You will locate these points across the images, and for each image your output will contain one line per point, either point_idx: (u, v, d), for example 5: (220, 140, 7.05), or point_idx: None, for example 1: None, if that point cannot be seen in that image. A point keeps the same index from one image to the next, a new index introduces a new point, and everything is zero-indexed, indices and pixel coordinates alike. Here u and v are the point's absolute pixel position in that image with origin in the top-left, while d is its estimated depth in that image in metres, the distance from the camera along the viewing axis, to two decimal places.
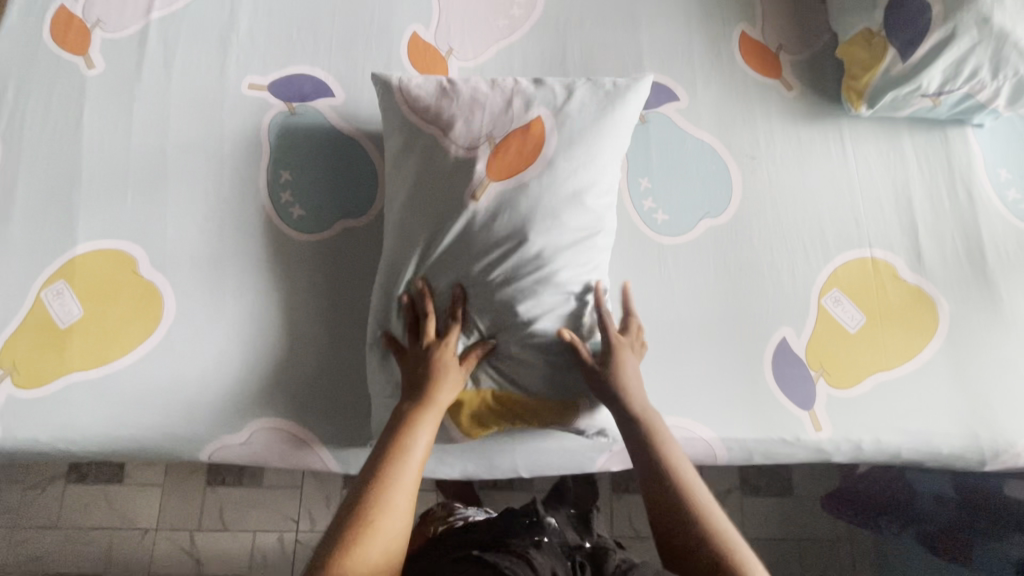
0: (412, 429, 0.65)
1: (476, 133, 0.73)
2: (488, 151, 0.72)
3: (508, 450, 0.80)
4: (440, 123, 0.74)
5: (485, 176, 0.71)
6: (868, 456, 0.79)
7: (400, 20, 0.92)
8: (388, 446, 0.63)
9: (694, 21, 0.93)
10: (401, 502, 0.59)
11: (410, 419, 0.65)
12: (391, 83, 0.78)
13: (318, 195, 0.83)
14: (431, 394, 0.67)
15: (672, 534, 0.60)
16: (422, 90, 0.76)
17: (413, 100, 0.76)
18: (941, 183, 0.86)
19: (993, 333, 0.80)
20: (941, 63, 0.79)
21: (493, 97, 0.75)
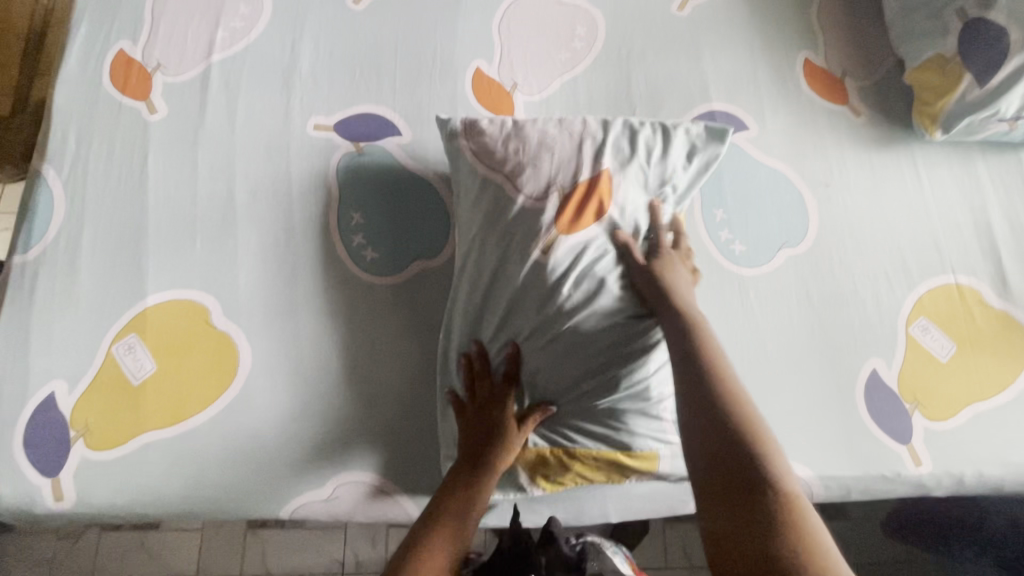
0: (469, 493, 0.64)
1: (546, 180, 0.69)
2: (558, 200, 0.69)
3: (598, 496, 0.76)
4: (506, 172, 0.70)
5: (553, 227, 0.68)
6: (969, 490, 0.77)
7: (464, 56, 0.91)
8: (442, 506, 0.63)
9: (756, 49, 0.93)
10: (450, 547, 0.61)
11: (467, 482, 0.64)
12: (455, 129, 0.75)
13: (390, 236, 0.81)
14: (490, 458, 0.65)
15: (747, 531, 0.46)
16: (489, 129, 0.73)
17: (478, 142, 0.73)
18: (1019, 207, 0.85)
19: None
20: (1020, 88, 0.78)
21: (561, 139, 0.72)
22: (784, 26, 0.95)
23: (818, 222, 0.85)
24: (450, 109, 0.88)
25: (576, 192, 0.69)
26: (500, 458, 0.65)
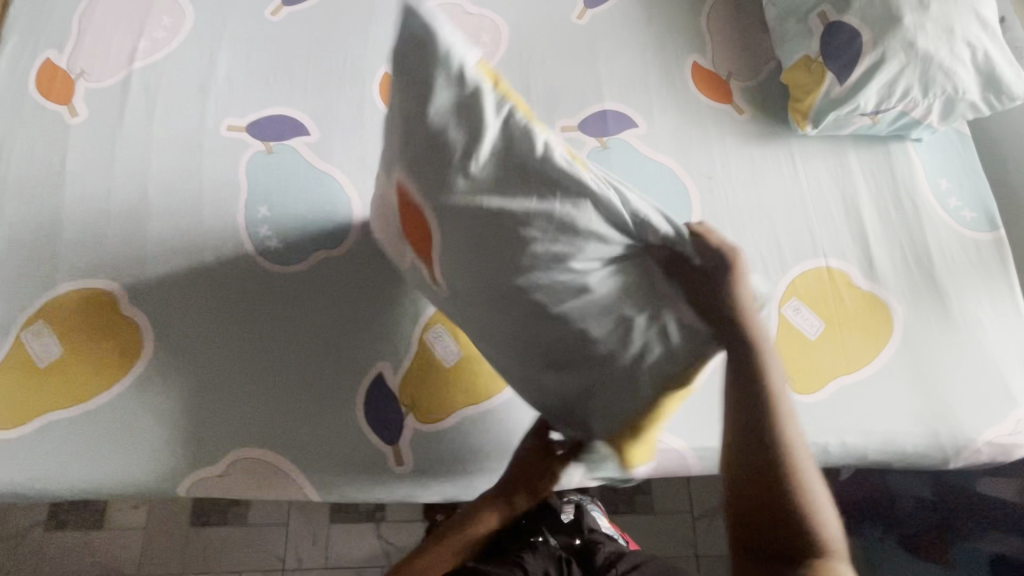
0: (466, 530, 0.78)
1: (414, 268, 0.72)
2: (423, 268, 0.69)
3: (486, 470, 0.81)
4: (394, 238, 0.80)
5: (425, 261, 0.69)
6: (836, 460, 0.81)
7: (373, 62, 0.97)
8: (428, 552, 0.78)
9: (648, 54, 1.00)
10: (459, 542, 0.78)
11: (461, 525, 0.78)
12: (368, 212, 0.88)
13: (294, 229, 0.87)
14: (477, 511, 0.78)
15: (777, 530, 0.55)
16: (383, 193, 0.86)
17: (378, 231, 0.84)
18: (887, 194, 0.91)
19: (946, 334, 0.83)
20: (874, 84, 0.84)
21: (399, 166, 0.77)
22: (676, 32, 1.01)
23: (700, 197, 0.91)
24: (358, 110, 0.94)
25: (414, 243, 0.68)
26: (493, 505, 0.78)
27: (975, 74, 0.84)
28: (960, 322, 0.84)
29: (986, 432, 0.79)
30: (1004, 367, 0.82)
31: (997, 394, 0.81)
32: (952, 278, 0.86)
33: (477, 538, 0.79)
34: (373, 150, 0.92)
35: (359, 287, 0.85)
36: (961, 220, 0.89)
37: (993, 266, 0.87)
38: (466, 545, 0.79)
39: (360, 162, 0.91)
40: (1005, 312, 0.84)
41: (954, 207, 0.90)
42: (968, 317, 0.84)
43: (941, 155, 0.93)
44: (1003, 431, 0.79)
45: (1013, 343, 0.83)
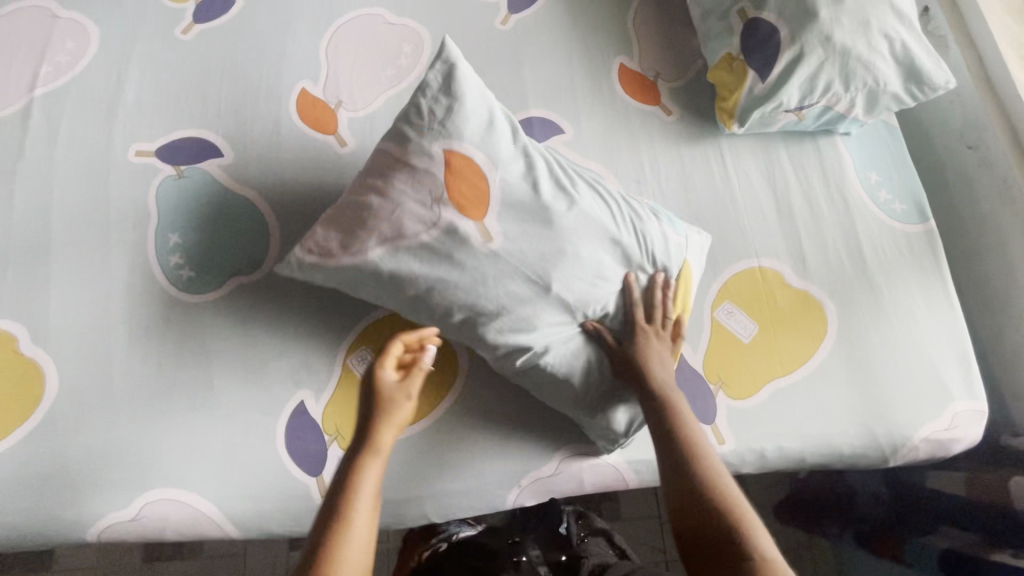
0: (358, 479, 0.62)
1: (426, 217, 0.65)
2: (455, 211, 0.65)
3: (414, 497, 0.77)
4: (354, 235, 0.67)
5: (474, 220, 0.66)
6: (775, 465, 0.79)
7: (290, 77, 0.94)
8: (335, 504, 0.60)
9: (575, 58, 0.98)
10: (359, 549, 0.58)
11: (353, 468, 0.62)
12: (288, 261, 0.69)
13: (207, 255, 0.83)
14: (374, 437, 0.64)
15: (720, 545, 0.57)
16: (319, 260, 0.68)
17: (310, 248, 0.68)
18: (818, 190, 0.90)
19: (879, 330, 0.82)
20: (795, 80, 0.83)
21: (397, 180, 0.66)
22: (602, 34, 1.00)
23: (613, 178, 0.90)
24: (275, 127, 0.91)
25: (457, 197, 0.65)
26: (386, 430, 0.65)
27: (895, 65, 0.83)
28: (893, 317, 0.82)
29: (923, 429, 0.77)
30: (938, 361, 0.80)
31: (932, 389, 0.79)
32: (884, 273, 0.85)
33: (363, 500, 0.61)
34: (291, 169, 0.89)
35: (277, 313, 0.82)
36: (892, 213, 0.88)
37: (925, 259, 0.86)
38: (354, 496, 0.61)
39: (277, 181, 0.88)
40: (937, 305, 0.83)
41: (885, 200, 0.89)
42: (901, 311, 0.83)
43: (871, 148, 0.92)
44: (941, 427, 0.78)
45: (947, 336, 0.82)
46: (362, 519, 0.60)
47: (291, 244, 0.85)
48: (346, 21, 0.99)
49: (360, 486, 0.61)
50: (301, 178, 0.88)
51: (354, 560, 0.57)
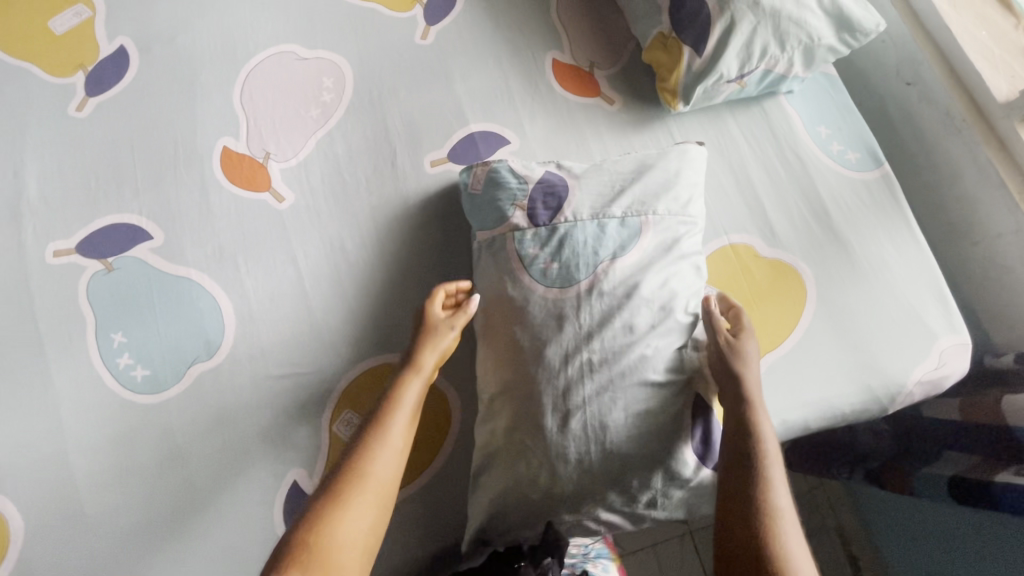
0: (395, 393, 0.66)
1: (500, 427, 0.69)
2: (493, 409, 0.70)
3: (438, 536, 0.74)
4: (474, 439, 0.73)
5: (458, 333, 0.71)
6: (782, 438, 0.79)
7: (208, 136, 0.87)
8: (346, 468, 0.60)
9: (504, 63, 0.94)
10: (410, 399, 0.66)
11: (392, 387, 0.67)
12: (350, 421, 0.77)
13: (159, 349, 0.77)
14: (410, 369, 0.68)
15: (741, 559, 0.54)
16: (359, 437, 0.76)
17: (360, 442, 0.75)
18: (772, 155, 0.89)
19: (855, 283, 0.82)
20: (732, 49, 0.81)
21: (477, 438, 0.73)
22: (527, 32, 0.96)
23: (580, 187, 0.75)
24: (202, 195, 0.84)
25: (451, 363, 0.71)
26: (428, 352, 0.69)
27: (825, 18, 0.82)
28: (864, 266, 0.83)
29: (913, 373, 0.78)
30: (915, 301, 0.81)
31: (916, 331, 0.80)
32: (850, 225, 0.85)
33: (378, 467, 0.60)
34: (229, 239, 0.82)
35: (248, 395, 0.77)
36: (847, 164, 0.88)
37: (887, 205, 0.86)
38: (391, 411, 0.65)
39: (217, 254, 0.82)
40: (906, 247, 0.84)
41: (838, 152, 0.89)
42: (874, 261, 0.83)
43: (814, 102, 0.91)
44: (929, 366, 0.78)
45: (920, 277, 0.82)
46: (394, 425, 0.64)
47: (246, 317, 0.80)
48: (256, 64, 0.92)
49: (399, 398, 0.66)
50: (242, 246, 0.82)
51: (384, 474, 0.60)
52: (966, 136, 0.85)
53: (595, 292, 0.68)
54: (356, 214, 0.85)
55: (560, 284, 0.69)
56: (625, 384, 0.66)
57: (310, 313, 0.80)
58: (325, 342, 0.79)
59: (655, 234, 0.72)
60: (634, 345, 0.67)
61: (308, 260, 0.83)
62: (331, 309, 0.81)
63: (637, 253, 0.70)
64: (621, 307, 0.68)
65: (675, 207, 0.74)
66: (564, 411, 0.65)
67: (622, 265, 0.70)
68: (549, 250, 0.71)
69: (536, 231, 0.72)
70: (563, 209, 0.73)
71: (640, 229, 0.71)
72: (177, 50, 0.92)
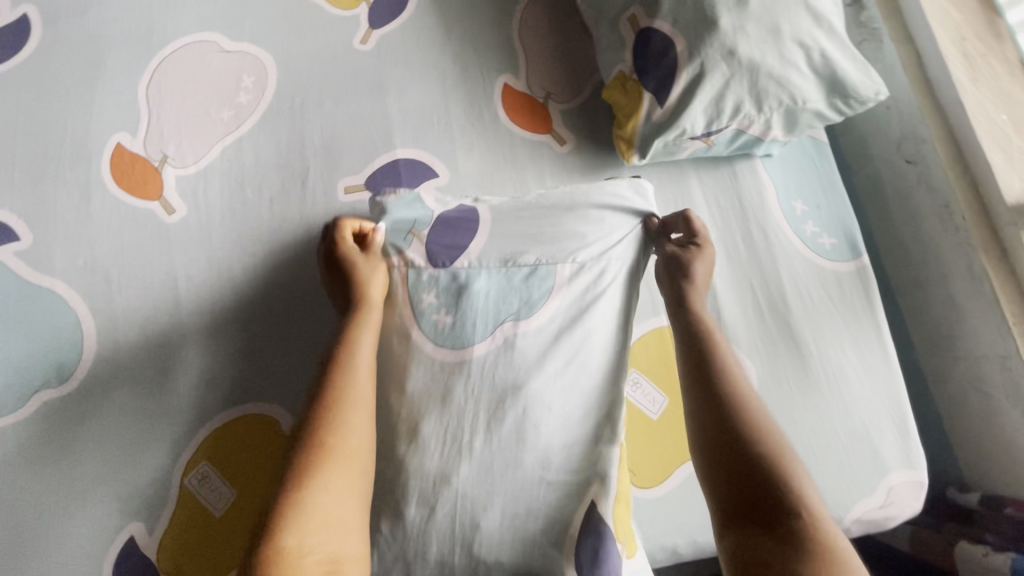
0: (348, 348, 0.57)
1: None
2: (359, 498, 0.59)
3: None
4: None
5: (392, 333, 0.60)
6: (690, 559, 0.69)
7: (102, 129, 0.78)
8: (307, 443, 0.51)
9: (448, 82, 0.82)
10: (365, 348, 0.57)
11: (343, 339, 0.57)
12: (203, 470, 0.68)
13: (4, 368, 0.68)
14: (358, 317, 0.59)
15: (739, 472, 0.48)
16: (212, 488, 0.68)
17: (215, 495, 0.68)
18: (734, 227, 0.77)
19: (803, 392, 0.70)
20: (697, 103, 0.69)
21: None
22: (481, 49, 0.84)
23: (491, 228, 0.64)
24: (84, 196, 0.75)
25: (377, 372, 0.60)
26: (371, 293, 0.60)
27: (814, 78, 0.69)
28: (818, 374, 0.71)
29: (854, 510, 0.67)
30: (870, 423, 0.70)
31: (865, 459, 0.69)
32: (810, 323, 0.73)
33: (351, 440, 0.52)
34: (106, 249, 0.74)
35: (96, 431, 0.68)
36: (820, 249, 0.76)
37: (857, 304, 0.74)
38: (345, 371, 0.55)
39: (89, 265, 0.73)
40: (871, 358, 0.72)
41: (812, 233, 0.76)
42: (830, 369, 0.71)
43: (794, 171, 0.79)
44: (874, 504, 0.67)
45: (881, 395, 0.71)
46: (359, 384, 0.55)
47: (109, 342, 0.71)
48: (170, 52, 0.82)
49: (352, 351, 0.56)
50: (118, 260, 0.73)
51: (360, 441, 0.53)
52: (962, 235, 0.72)
53: (490, 360, 0.58)
54: (251, 238, 0.76)
55: (450, 343, 0.59)
56: (508, 477, 0.55)
57: (182, 345, 0.72)
58: (191, 381, 0.71)
59: (570, 293, 0.61)
60: (522, 429, 0.56)
61: (190, 284, 0.74)
62: (205, 343, 0.72)
63: (545, 315, 0.60)
64: (514, 382, 0.57)
65: (597, 259, 0.63)
66: (432, 502, 0.54)
67: (527, 328, 0.59)
68: (447, 299, 0.60)
69: (435, 274, 0.62)
70: (464, 252, 0.62)
71: (553, 286, 0.61)
72: (86, 27, 0.82)
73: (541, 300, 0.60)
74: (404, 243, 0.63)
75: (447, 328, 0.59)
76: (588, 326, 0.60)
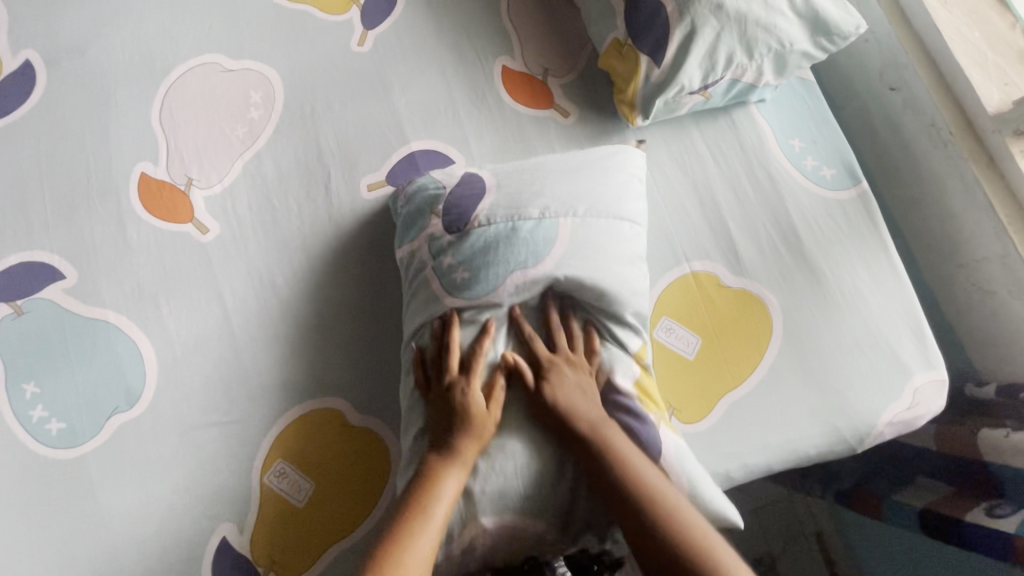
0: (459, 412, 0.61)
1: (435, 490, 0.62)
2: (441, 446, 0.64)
3: None
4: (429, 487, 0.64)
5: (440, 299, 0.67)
6: (743, 482, 0.74)
7: (125, 162, 0.80)
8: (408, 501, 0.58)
9: (449, 72, 0.85)
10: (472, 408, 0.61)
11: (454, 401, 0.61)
12: (283, 467, 0.72)
13: (74, 399, 0.72)
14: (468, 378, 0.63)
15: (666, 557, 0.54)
16: (295, 483, 0.72)
17: (298, 486, 0.72)
18: (739, 171, 0.81)
19: (824, 315, 0.76)
20: (692, 59, 0.73)
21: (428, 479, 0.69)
22: (475, 36, 0.87)
23: (497, 185, 0.69)
24: (119, 227, 0.78)
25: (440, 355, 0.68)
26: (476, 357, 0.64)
27: (797, 22, 0.74)
28: (836, 296, 0.76)
29: (886, 414, 0.73)
30: (889, 334, 0.75)
31: (889, 367, 0.74)
32: (823, 250, 0.78)
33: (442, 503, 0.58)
34: (150, 275, 0.76)
35: (172, 445, 0.72)
36: (822, 181, 0.80)
37: (863, 227, 0.79)
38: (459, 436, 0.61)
39: (136, 293, 0.76)
40: (882, 275, 0.77)
41: (813, 167, 0.81)
42: (846, 290, 0.76)
43: (787, 112, 0.83)
44: (902, 406, 0.73)
45: (895, 307, 0.76)
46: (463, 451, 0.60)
47: (168, 361, 0.74)
48: (176, 78, 0.84)
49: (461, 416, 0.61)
50: (163, 284, 0.76)
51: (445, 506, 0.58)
52: (951, 150, 0.77)
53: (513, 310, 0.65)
54: (287, 245, 0.79)
55: (471, 298, 0.65)
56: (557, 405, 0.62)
57: (239, 355, 0.75)
58: (254, 386, 0.74)
59: (576, 236, 0.66)
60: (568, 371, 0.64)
61: (235, 297, 0.77)
62: (260, 351, 0.76)
63: (551, 261, 0.65)
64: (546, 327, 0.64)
65: (600, 205, 0.67)
66: None
67: (536, 274, 0.65)
68: (461, 259, 0.65)
69: (449, 237, 0.67)
70: (476, 209, 0.66)
71: (558, 234, 0.65)
72: (90, 64, 0.84)
73: (547, 249, 0.65)
74: (427, 221, 0.69)
75: (466, 288, 0.65)
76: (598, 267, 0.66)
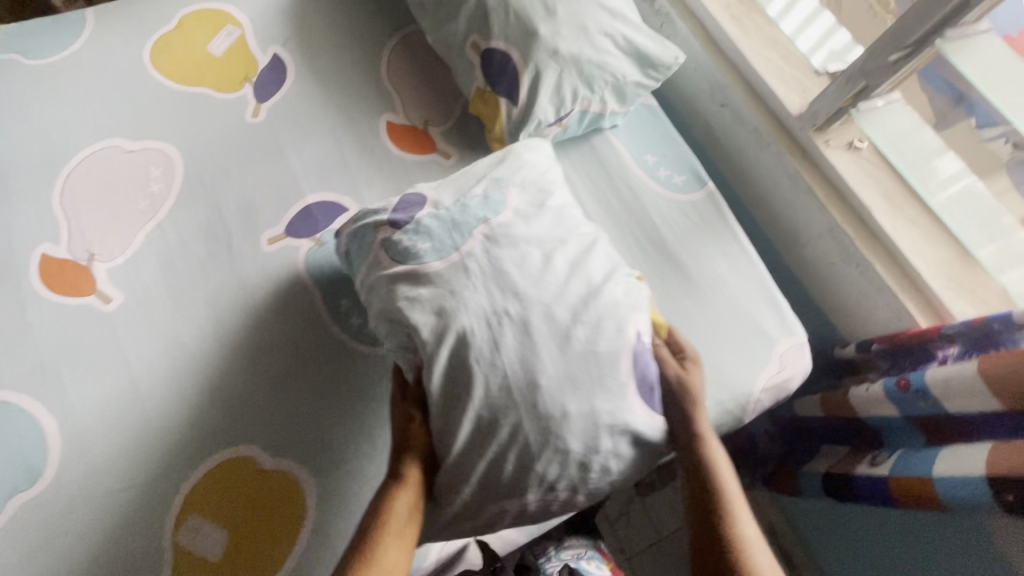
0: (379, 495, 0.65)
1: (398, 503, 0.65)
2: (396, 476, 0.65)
3: None
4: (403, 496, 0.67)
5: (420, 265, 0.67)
6: None
7: (25, 245, 0.83)
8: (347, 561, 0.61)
9: (339, 131, 0.94)
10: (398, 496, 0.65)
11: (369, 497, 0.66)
12: (194, 524, 0.72)
13: None
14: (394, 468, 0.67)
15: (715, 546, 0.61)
16: (207, 538, 0.71)
17: (211, 541, 0.71)
18: (605, 187, 0.92)
19: (693, 301, 0.85)
20: (542, 96, 0.84)
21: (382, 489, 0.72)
22: (360, 98, 0.97)
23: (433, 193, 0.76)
24: (20, 307, 0.80)
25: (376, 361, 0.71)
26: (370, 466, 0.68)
27: (625, 59, 0.88)
28: (700, 283, 0.86)
29: (759, 381, 0.80)
30: (750, 310, 0.85)
31: (754, 339, 0.83)
32: (683, 245, 0.88)
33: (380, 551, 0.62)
34: (53, 350, 0.78)
35: (79, 518, 0.71)
36: (675, 188, 0.92)
37: (713, 221, 0.90)
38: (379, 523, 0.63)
39: (38, 369, 0.77)
40: (737, 260, 0.88)
41: (666, 177, 0.93)
42: (708, 277, 0.86)
43: (638, 134, 0.96)
44: (771, 372, 0.81)
45: (750, 285, 0.87)
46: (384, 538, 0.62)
47: (73, 432, 0.74)
48: (76, 164, 0.89)
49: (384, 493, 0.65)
50: (67, 357, 0.78)
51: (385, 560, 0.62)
52: (774, 149, 0.90)
53: (484, 249, 0.68)
54: (193, 304, 0.83)
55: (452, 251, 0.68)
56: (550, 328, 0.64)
57: (148, 414, 0.76)
58: (165, 444, 0.75)
59: (519, 197, 0.74)
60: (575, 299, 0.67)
61: (143, 359, 0.79)
62: (169, 410, 0.77)
63: (510, 211, 0.72)
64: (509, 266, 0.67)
65: (534, 176, 0.77)
66: None
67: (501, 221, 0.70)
68: (426, 234, 0.69)
69: (410, 226, 0.70)
70: (422, 206, 0.73)
71: (502, 199, 0.73)
72: None
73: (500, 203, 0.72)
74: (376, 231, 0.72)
75: (433, 256, 0.67)
76: (544, 215, 0.73)
